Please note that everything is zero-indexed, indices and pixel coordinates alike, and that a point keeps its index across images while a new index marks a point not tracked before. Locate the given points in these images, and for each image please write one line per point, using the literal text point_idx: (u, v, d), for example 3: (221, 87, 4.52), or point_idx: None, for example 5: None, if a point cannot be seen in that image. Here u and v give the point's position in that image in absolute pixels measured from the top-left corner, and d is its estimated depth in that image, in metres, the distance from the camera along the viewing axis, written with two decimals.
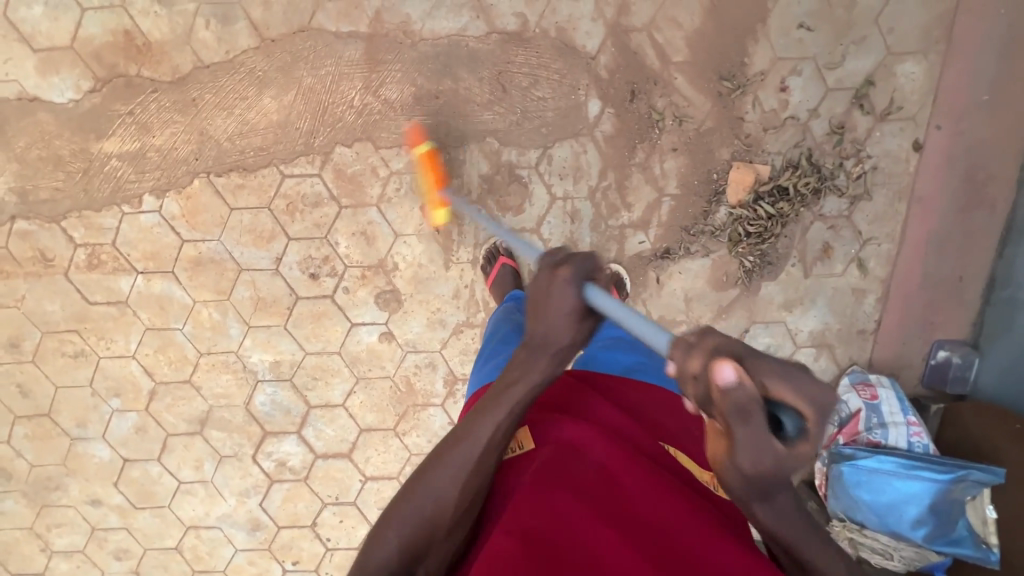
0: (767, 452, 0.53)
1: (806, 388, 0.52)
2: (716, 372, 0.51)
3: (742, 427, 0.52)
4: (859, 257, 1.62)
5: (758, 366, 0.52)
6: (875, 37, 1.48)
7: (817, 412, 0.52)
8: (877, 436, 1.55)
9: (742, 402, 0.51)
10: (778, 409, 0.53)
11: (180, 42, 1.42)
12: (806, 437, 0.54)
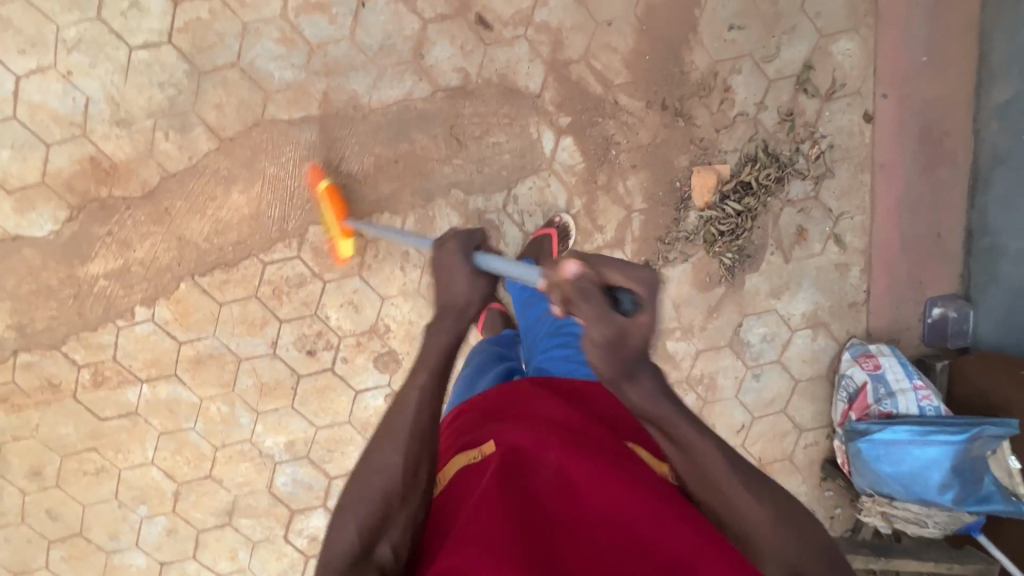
0: (627, 327, 0.64)
1: (625, 269, 0.66)
2: (563, 269, 0.66)
3: (580, 301, 0.64)
4: (835, 233, 1.64)
5: (596, 264, 0.66)
6: (805, 23, 1.52)
7: (637, 287, 0.65)
8: (887, 406, 1.55)
9: (583, 283, 0.64)
10: (614, 291, 0.66)
11: (143, 158, 1.47)
12: (641, 310, 0.65)
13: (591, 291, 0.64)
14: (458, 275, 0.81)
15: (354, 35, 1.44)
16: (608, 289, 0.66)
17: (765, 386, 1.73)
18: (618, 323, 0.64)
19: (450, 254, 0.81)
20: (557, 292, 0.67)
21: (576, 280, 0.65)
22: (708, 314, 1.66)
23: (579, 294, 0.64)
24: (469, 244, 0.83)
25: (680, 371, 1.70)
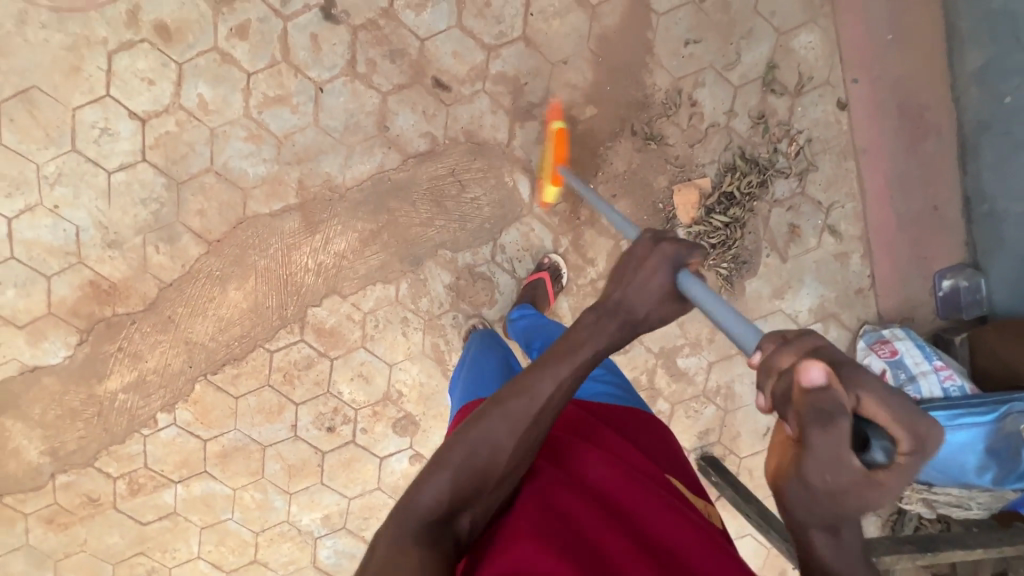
0: (842, 473, 0.49)
1: (909, 412, 0.46)
2: (804, 371, 0.47)
3: (817, 430, 0.47)
4: (829, 224, 1.62)
5: (855, 380, 0.46)
6: (762, 23, 1.50)
7: (923, 439, 0.46)
8: (911, 392, 1.52)
9: (824, 406, 0.46)
10: (867, 428, 0.48)
11: (139, 273, 1.51)
12: (894, 463, 0.49)
13: (834, 429, 0.47)
14: (657, 275, 0.72)
15: (318, 120, 1.46)
16: (857, 419, 0.48)
17: None
18: (845, 469, 0.49)
19: (655, 250, 0.74)
20: (782, 404, 0.50)
21: (819, 402, 0.46)
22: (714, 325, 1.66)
23: (813, 424, 0.47)
24: (681, 257, 0.73)
25: (696, 385, 1.70)
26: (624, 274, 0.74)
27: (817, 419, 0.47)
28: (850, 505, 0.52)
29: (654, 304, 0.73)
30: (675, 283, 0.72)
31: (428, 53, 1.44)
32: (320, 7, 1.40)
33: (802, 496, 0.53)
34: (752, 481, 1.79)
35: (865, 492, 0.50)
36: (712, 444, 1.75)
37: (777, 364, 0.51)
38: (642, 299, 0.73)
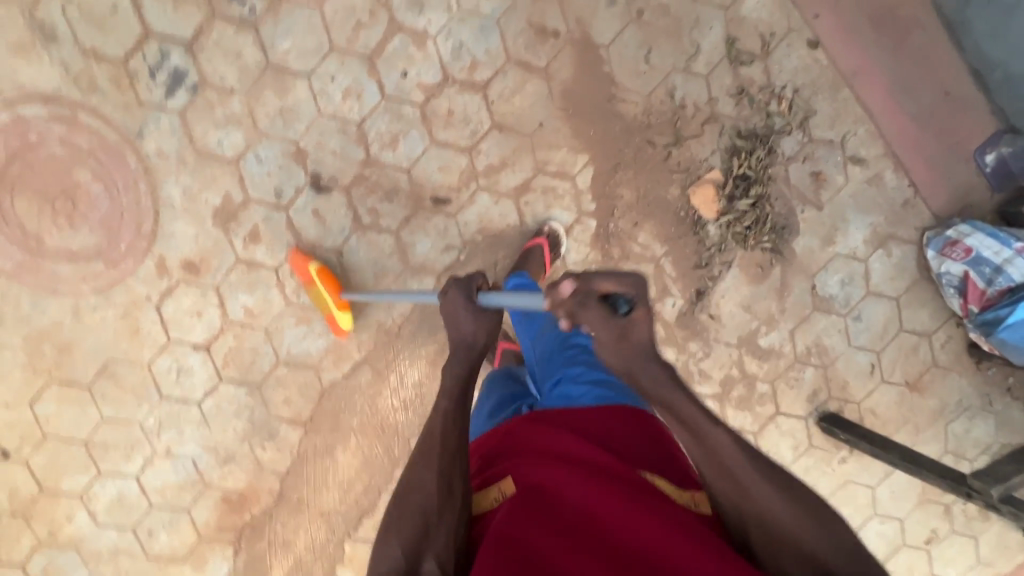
0: (623, 332, 0.80)
1: (621, 280, 0.79)
2: (559, 287, 0.81)
3: (581, 312, 0.79)
4: (849, 156, 1.60)
5: (588, 277, 0.79)
6: (705, 7, 1.49)
7: (633, 285, 0.79)
8: (1003, 283, 1.48)
9: (580, 299, 0.79)
10: (611, 299, 0.80)
11: (258, 474, 1.63)
12: (636, 309, 0.79)
13: (592, 308, 0.79)
14: (463, 308, 0.95)
15: (349, 279, 1.54)
16: (605, 299, 0.80)
17: (869, 320, 1.71)
18: (612, 325, 0.80)
19: (454, 286, 0.97)
20: (565, 315, 0.82)
21: (574, 295, 0.79)
22: (779, 295, 1.67)
23: (579, 309, 0.79)
24: (468, 285, 0.97)
25: (786, 356, 1.71)
26: (454, 319, 0.96)
27: (579, 305, 0.79)
28: (638, 351, 0.82)
29: (474, 320, 0.95)
30: (485, 306, 0.96)
31: (418, 179, 1.50)
32: (309, 184, 1.48)
33: (606, 356, 0.83)
34: (879, 419, 1.77)
35: (638, 334, 0.81)
36: (824, 401, 1.75)
37: (548, 301, 0.83)
38: (469, 328, 0.95)
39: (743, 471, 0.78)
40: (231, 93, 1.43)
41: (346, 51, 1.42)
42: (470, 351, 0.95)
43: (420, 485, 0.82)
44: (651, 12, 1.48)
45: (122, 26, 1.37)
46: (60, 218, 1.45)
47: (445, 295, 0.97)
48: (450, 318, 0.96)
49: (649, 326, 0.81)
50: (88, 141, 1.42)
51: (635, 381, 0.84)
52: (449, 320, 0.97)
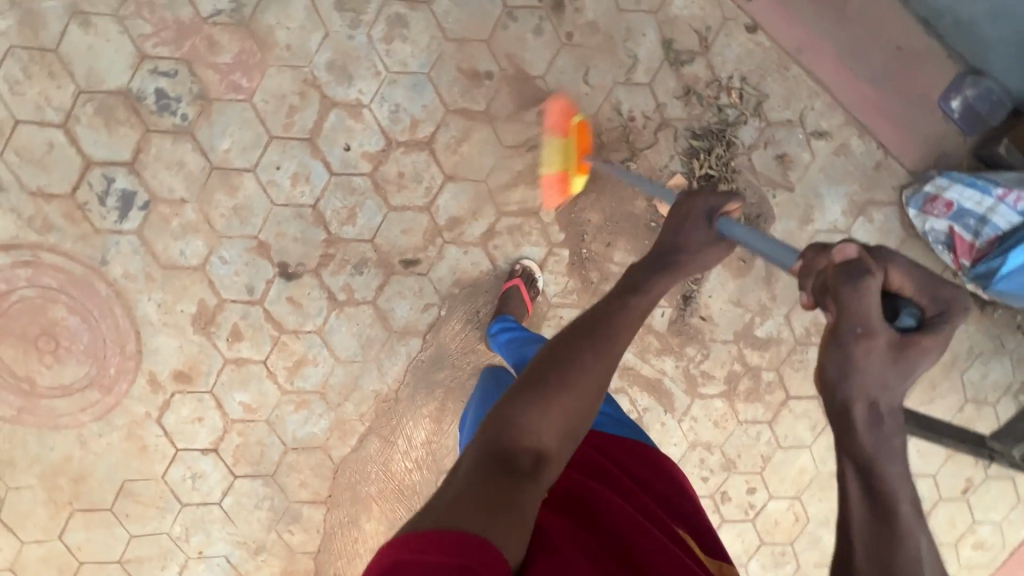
0: (880, 330, 0.61)
1: (928, 283, 0.62)
2: (842, 248, 0.63)
3: (852, 289, 0.61)
4: (811, 132, 1.56)
5: (885, 259, 0.63)
6: (633, 16, 1.45)
7: (933, 305, 0.62)
8: (990, 233, 1.45)
9: (860, 271, 0.61)
10: (900, 302, 0.64)
11: (291, 559, 1.65)
12: (923, 328, 0.62)
13: (873, 291, 0.60)
14: (698, 222, 0.88)
15: (338, 356, 1.54)
16: (886, 295, 0.64)
17: None
18: (879, 331, 0.60)
19: (691, 200, 0.90)
20: (817, 281, 0.66)
21: (850, 262, 0.62)
22: (768, 283, 1.65)
23: (848, 283, 0.61)
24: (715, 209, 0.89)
25: (786, 341, 1.69)
26: (677, 228, 0.89)
27: (849, 278, 0.61)
28: (893, 374, 0.60)
29: (704, 248, 0.88)
30: (715, 230, 0.88)
31: (383, 246, 1.50)
32: (278, 274, 1.49)
33: (844, 358, 0.61)
34: None
35: (909, 362, 0.60)
36: None
37: (819, 261, 0.68)
38: (690, 241, 0.88)
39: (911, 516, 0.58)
40: (183, 203, 1.43)
41: (285, 138, 1.41)
42: (674, 255, 0.87)
43: (567, 377, 0.75)
44: (580, 33, 1.44)
45: (63, 161, 1.37)
46: (46, 357, 1.47)
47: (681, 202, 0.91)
48: (678, 226, 0.89)
49: (925, 367, 0.61)
50: (56, 278, 1.43)
51: (860, 394, 0.61)
52: (673, 223, 0.90)
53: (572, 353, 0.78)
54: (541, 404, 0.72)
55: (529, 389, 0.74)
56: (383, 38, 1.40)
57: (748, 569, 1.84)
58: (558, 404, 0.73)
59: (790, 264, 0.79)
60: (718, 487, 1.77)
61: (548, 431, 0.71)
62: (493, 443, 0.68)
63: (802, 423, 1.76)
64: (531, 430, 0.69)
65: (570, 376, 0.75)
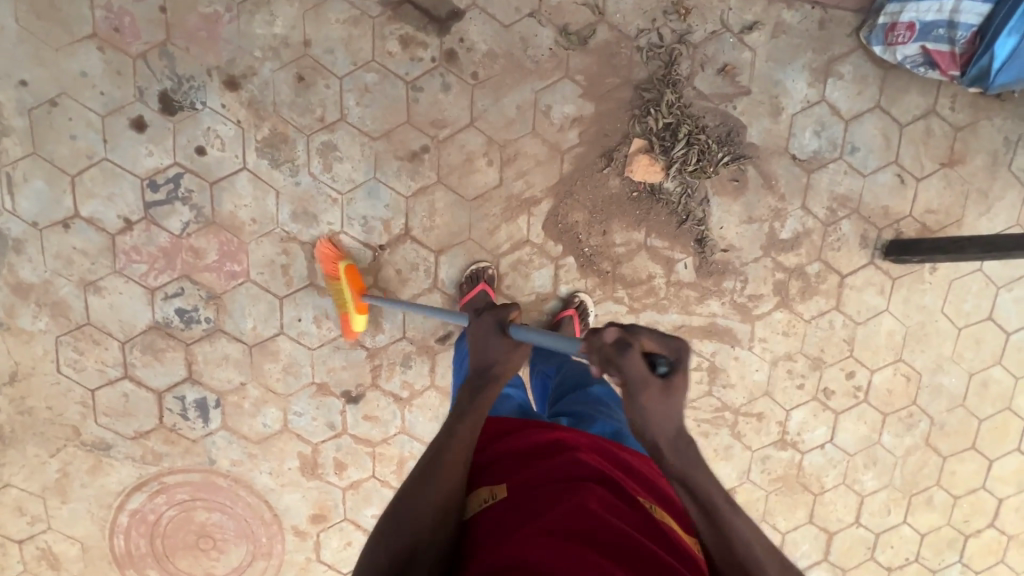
0: (650, 379, 0.74)
1: (664, 341, 0.78)
2: (606, 332, 0.77)
3: (626, 358, 0.74)
4: (739, 31, 1.51)
5: (634, 333, 0.77)
6: (521, 25, 1.46)
7: (676, 353, 0.77)
8: (966, 34, 1.34)
9: (627, 347, 0.75)
10: (651, 356, 0.76)
11: None
12: (675, 370, 0.76)
13: (636, 355, 0.74)
14: (489, 339, 0.97)
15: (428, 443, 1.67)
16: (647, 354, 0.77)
17: (866, 143, 1.61)
18: (651, 381, 0.74)
19: (483, 322, 0.99)
20: (597, 356, 0.77)
21: (616, 342, 0.75)
22: (770, 187, 1.61)
23: (620, 354, 0.74)
24: (498, 318, 0.99)
25: (815, 228, 1.65)
26: (477, 342, 0.98)
27: (623, 350, 0.75)
28: (667, 412, 0.75)
29: (507, 357, 0.95)
30: (510, 337, 0.96)
31: (416, 336, 1.61)
32: (347, 402, 1.63)
33: (647, 412, 0.75)
34: (941, 212, 1.67)
35: (673, 397, 0.76)
36: (878, 237, 1.68)
37: (588, 343, 0.79)
38: (493, 352, 0.95)
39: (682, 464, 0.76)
40: (244, 386, 1.59)
41: (292, 293, 1.54)
42: (489, 374, 0.93)
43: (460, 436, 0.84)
44: (482, 67, 1.47)
45: (142, 403, 1.57)
46: (211, 552, 1.70)
47: (477, 324, 1.00)
48: (483, 336, 0.98)
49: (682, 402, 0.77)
50: (186, 490, 1.65)
51: (658, 435, 0.76)
52: (476, 349, 0.97)
53: (456, 424, 0.86)
54: (436, 484, 0.79)
55: (423, 472, 0.80)
56: (323, 168, 1.48)
57: (882, 443, 1.85)
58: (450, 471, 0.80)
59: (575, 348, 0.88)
60: (818, 386, 1.78)
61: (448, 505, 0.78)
62: (399, 519, 0.76)
63: (870, 292, 1.72)
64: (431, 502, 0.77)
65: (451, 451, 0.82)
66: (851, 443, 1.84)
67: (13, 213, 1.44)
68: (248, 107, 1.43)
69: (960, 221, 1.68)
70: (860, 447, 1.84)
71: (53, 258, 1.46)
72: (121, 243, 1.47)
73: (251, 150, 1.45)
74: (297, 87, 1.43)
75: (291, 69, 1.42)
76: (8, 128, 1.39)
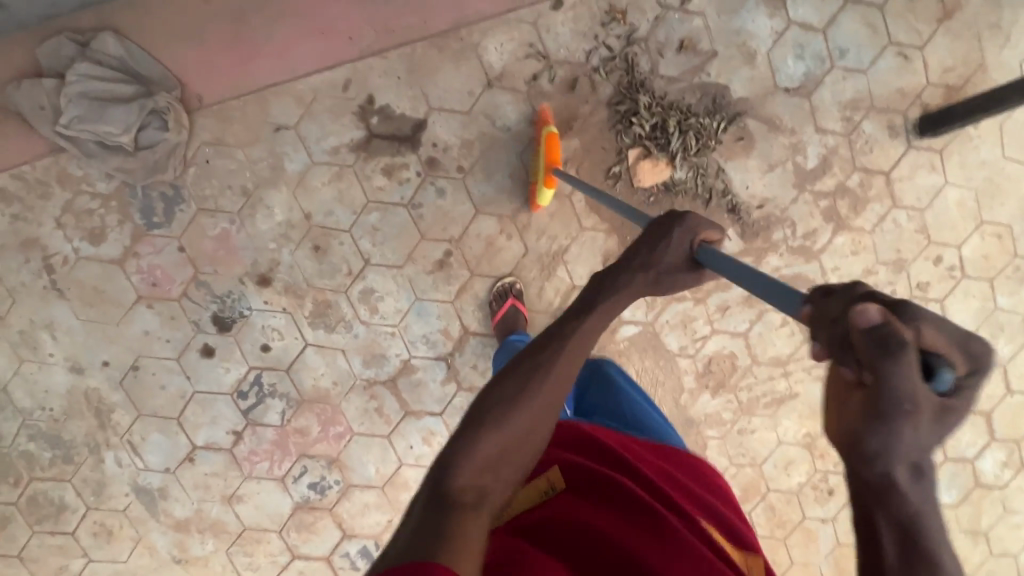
0: (918, 398, 0.46)
1: (959, 334, 0.47)
2: (861, 309, 0.47)
3: (899, 362, 0.45)
4: (680, 4, 1.48)
5: (910, 312, 0.46)
6: (479, 105, 1.48)
7: (969, 360, 0.48)
8: None
9: (898, 339, 0.45)
10: (931, 360, 0.47)
11: None
12: (958, 393, 0.47)
13: (916, 366, 0.45)
14: (674, 246, 0.80)
15: None
16: (920, 355, 0.47)
17: (852, 41, 1.54)
18: (919, 401, 0.46)
19: (676, 229, 0.81)
20: (835, 341, 0.50)
21: (875, 329, 0.46)
22: (777, 128, 1.57)
23: (882, 355, 0.45)
24: (689, 239, 0.81)
25: (839, 144, 1.60)
26: (641, 247, 0.82)
27: (892, 351, 0.45)
28: (926, 438, 0.48)
29: (680, 277, 0.81)
30: (691, 255, 0.81)
31: None
32: None
33: (889, 437, 0.48)
34: (959, 66, 1.58)
35: (945, 429, 0.48)
36: (905, 120, 1.60)
37: (831, 314, 0.50)
38: (661, 264, 0.80)
39: (921, 495, 0.49)
40: (392, 522, 1.71)
41: (395, 428, 1.64)
42: (645, 280, 0.80)
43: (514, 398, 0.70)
44: (464, 158, 1.50)
45: None
46: None
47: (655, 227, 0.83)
48: (657, 251, 0.80)
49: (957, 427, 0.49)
50: None
51: (899, 461, 0.49)
52: (652, 246, 0.81)
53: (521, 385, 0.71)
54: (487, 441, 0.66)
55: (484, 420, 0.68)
56: (370, 313, 1.56)
57: (998, 306, 1.77)
58: (507, 435, 0.67)
59: (797, 310, 0.60)
60: (910, 285, 1.71)
61: (490, 473, 0.65)
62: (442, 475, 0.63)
63: (922, 174, 1.64)
64: (483, 464, 0.65)
65: (515, 407, 0.69)
66: (970, 321, 1.76)
67: (147, 468, 1.60)
68: (287, 293, 1.53)
69: (983, 64, 1.58)
70: (980, 320, 1.77)
71: (194, 489, 1.62)
72: (240, 452, 1.61)
73: (306, 327, 1.55)
74: (318, 257, 1.52)
75: (306, 244, 1.51)
76: (110, 405, 1.55)
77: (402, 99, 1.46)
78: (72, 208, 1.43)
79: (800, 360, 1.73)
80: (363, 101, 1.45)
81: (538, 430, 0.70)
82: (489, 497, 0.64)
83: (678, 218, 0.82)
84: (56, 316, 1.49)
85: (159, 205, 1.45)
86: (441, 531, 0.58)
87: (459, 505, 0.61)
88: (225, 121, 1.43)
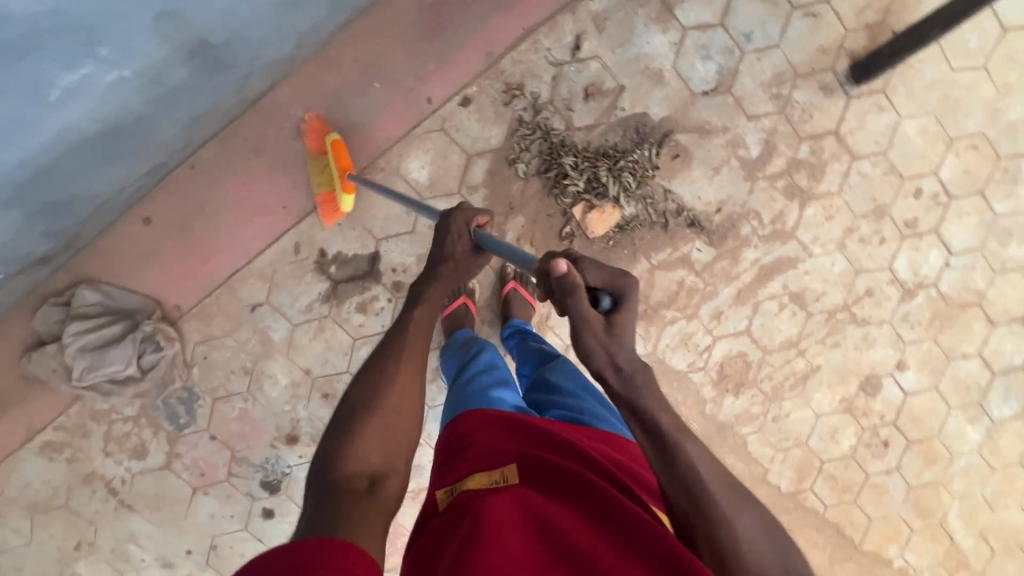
0: (591, 317, 0.81)
1: (609, 277, 0.86)
2: (556, 262, 0.84)
3: (574, 295, 0.82)
4: (572, 56, 1.49)
5: (582, 264, 0.86)
6: (420, 220, 1.54)
7: (619, 291, 0.85)
8: None
9: (570, 282, 0.82)
10: (595, 291, 0.85)
11: None
12: (614, 309, 0.84)
13: (583, 298, 0.82)
14: (461, 240, 1.03)
15: None
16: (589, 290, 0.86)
17: (753, 22, 1.51)
18: (593, 314, 0.81)
19: (455, 220, 1.04)
20: (544, 282, 0.86)
21: (563, 275, 0.83)
22: (709, 131, 1.55)
23: (566, 288, 0.82)
24: (465, 230, 1.04)
25: (776, 123, 1.56)
26: (450, 245, 1.03)
27: (567, 288, 0.82)
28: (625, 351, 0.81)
29: (471, 258, 1.04)
30: (475, 241, 1.04)
31: None
32: None
33: (594, 348, 0.80)
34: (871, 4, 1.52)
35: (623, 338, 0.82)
36: (836, 75, 1.55)
37: (545, 266, 0.86)
38: (453, 249, 1.03)
39: (646, 409, 0.78)
40: None
41: None
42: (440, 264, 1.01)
43: (375, 393, 0.84)
44: (425, 270, 1.57)
45: None
46: None
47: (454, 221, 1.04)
48: (440, 245, 1.04)
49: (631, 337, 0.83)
50: None
51: (619, 374, 0.79)
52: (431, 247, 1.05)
53: (378, 376, 0.86)
54: (359, 433, 0.79)
55: (354, 415, 0.81)
56: None
57: (996, 214, 1.70)
58: (374, 432, 0.80)
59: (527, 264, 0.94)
60: (898, 227, 1.67)
61: (370, 461, 0.76)
62: (328, 467, 0.74)
63: (872, 119, 1.59)
64: (359, 458, 0.76)
65: (381, 387, 0.84)
66: (972, 238, 1.70)
67: None
68: (315, 441, 1.65)
69: None
70: (983, 233, 1.71)
71: None
72: None
73: None
74: (329, 402, 1.62)
75: (315, 395, 1.61)
76: None
77: (350, 241, 1.54)
78: (112, 436, 1.59)
79: (812, 335, 1.71)
80: (317, 256, 1.54)
81: (406, 416, 0.84)
82: (379, 488, 0.73)
83: (451, 217, 1.05)
84: (133, 529, 1.65)
85: (180, 408, 1.59)
86: (334, 516, 0.66)
87: (346, 495, 0.70)
88: (206, 318, 1.55)
